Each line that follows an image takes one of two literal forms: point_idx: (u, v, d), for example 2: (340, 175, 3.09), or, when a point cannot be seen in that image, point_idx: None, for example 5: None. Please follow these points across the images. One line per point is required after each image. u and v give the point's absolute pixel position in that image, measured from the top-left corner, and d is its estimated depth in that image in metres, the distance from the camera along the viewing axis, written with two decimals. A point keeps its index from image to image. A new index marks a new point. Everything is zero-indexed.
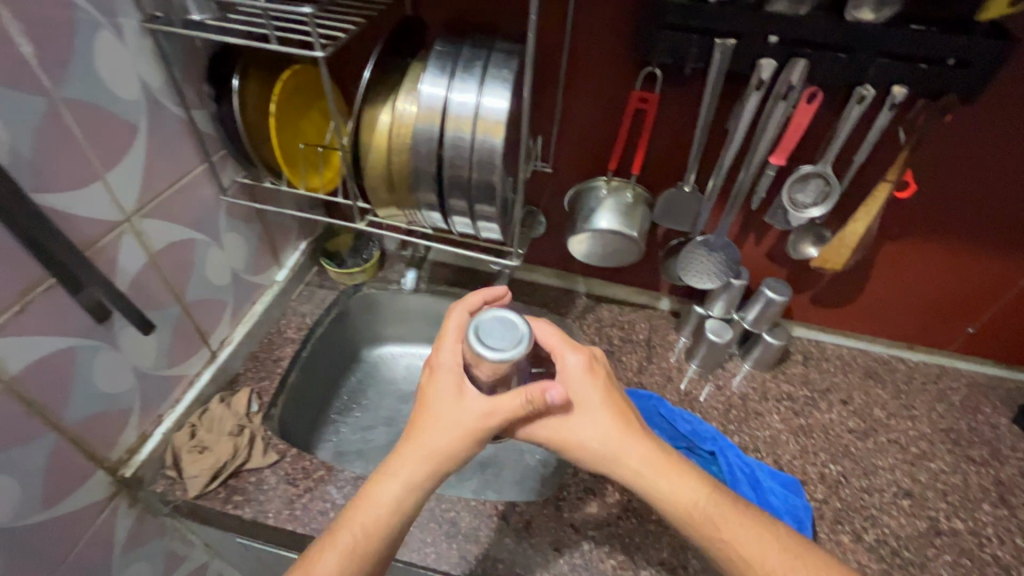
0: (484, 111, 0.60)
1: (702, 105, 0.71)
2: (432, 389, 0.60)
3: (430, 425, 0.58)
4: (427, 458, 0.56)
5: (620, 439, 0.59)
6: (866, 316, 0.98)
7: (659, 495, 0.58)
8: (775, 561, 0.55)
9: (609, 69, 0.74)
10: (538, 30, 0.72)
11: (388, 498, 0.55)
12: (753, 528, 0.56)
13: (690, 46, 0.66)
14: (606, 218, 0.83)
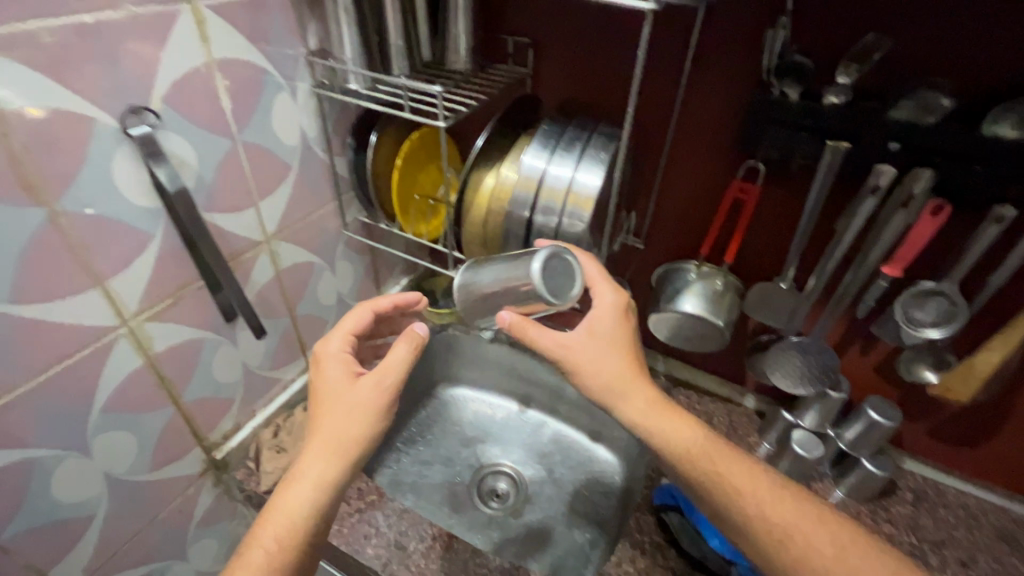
0: (576, 187, 0.64)
1: (807, 203, 0.69)
2: (327, 384, 0.67)
3: (327, 418, 0.64)
4: (325, 452, 0.62)
5: (629, 379, 0.62)
6: (1003, 465, 0.82)
7: (656, 437, 0.61)
8: (763, 494, 0.58)
9: (711, 157, 0.75)
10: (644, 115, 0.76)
11: (298, 499, 0.60)
12: (742, 465, 0.61)
13: (798, 145, 0.65)
14: (690, 302, 0.82)
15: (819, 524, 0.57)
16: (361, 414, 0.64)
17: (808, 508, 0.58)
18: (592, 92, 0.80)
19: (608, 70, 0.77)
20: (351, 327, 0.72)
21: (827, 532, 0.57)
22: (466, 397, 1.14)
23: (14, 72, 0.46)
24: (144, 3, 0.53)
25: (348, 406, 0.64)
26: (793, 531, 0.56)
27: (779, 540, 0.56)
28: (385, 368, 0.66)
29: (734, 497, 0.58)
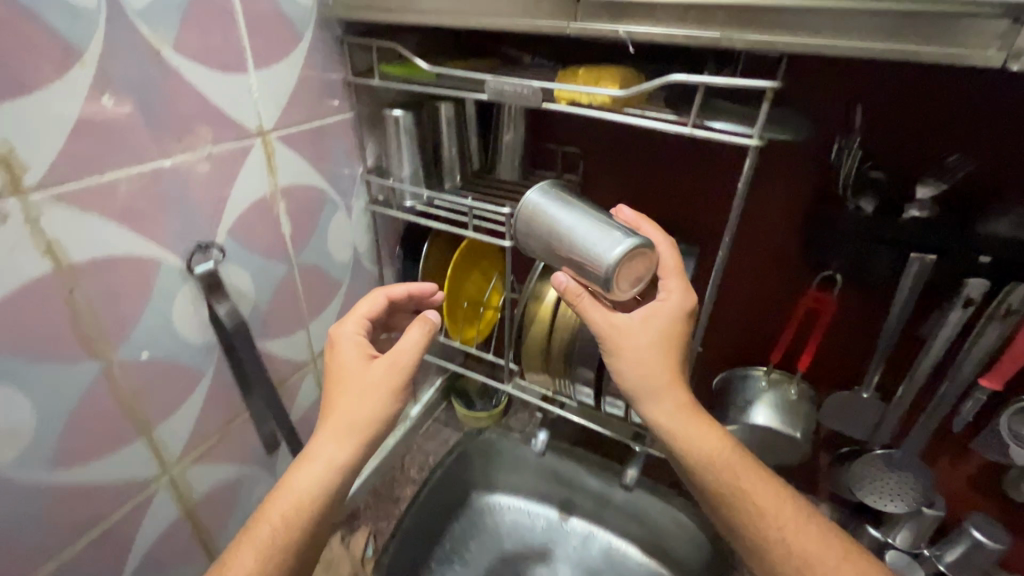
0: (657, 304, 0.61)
1: (891, 313, 0.66)
2: (342, 366, 0.62)
3: (341, 405, 0.60)
4: (337, 435, 0.58)
5: (668, 381, 0.55)
6: None
7: (683, 445, 0.55)
8: (788, 523, 0.53)
9: (779, 264, 0.73)
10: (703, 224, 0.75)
11: (306, 484, 0.56)
12: (773, 491, 0.54)
13: (881, 257, 0.63)
14: (762, 412, 0.76)
15: (844, 558, 0.51)
16: (374, 403, 0.60)
17: (833, 546, 0.52)
18: (647, 200, 0.79)
19: (664, 179, 0.77)
20: (369, 310, 0.66)
21: (852, 564, 0.51)
22: (502, 505, 1.02)
23: (88, 224, 0.43)
24: (221, 141, 0.52)
25: (362, 396, 0.60)
26: (806, 563, 0.51)
27: (794, 566, 0.51)
28: (405, 350, 0.62)
29: (756, 518, 0.53)
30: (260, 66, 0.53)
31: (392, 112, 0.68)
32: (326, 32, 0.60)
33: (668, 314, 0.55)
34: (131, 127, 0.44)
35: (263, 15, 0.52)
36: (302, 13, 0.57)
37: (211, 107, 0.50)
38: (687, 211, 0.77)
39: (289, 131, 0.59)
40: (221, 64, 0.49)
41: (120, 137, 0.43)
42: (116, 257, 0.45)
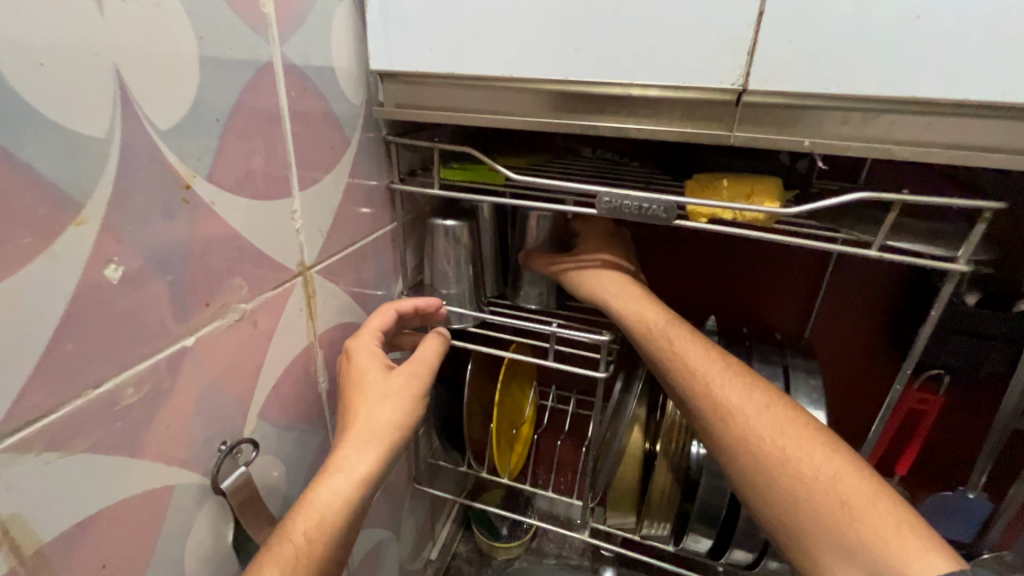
0: None
1: (1005, 411, 0.60)
2: (358, 372, 0.45)
3: (359, 418, 0.43)
4: (364, 438, 0.42)
5: (600, 266, 0.54)
6: None
7: (618, 309, 0.51)
8: (716, 375, 0.45)
9: (867, 367, 0.66)
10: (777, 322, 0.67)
11: (333, 501, 0.39)
12: (706, 352, 0.47)
13: (994, 355, 0.58)
14: None
15: (769, 407, 0.43)
16: (402, 408, 0.44)
17: (766, 403, 0.43)
18: (708, 303, 0.70)
19: (725, 282, 0.68)
20: (386, 323, 0.50)
21: (773, 416, 0.42)
22: None
23: (71, 472, 0.26)
24: (257, 295, 0.36)
25: (387, 403, 0.44)
26: (734, 411, 0.43)
27: (718, 412, 0.44)
28: (423, 361, 0.48)
29: (686, 374, 0.46)
30: (304, 184, 0.40)
31: (443, 221, 0.56)
32: (370, 131, 0.49)
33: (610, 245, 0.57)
34: (147, 302, 0.28)
35: (309, 120, 0.39)
36: (348, 113, 0.45)
37: (248, 250, 0.35)
38: (756, 313, 0.68)
39: (329, 261, 0.45)
40: (262, 190, 0.36)
41: (126, 321, 0.27)
42: (112, 507, 0.28)
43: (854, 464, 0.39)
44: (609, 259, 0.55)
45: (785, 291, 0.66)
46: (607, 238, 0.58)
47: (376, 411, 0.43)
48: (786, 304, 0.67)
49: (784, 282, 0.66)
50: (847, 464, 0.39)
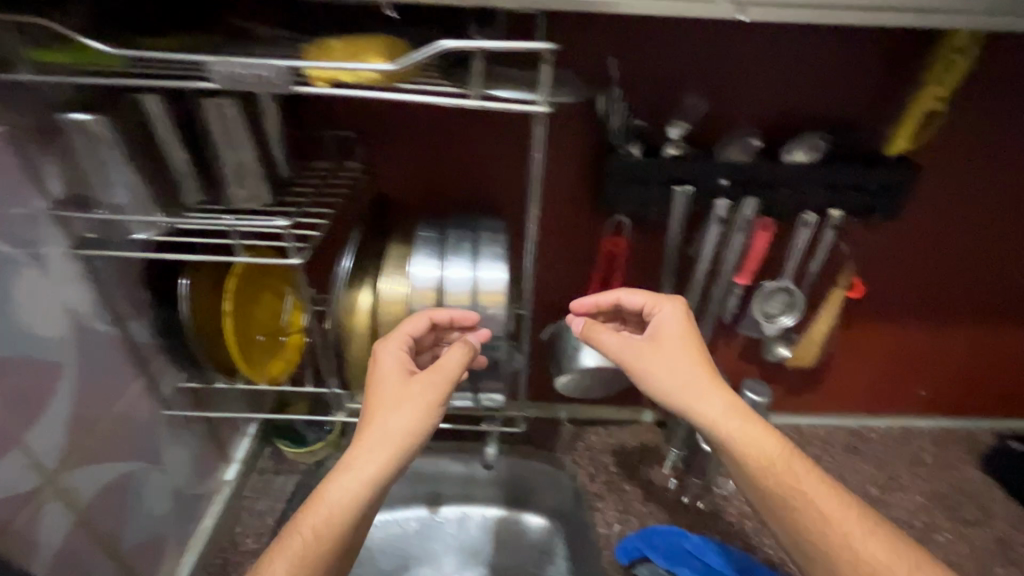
0: (482, 288, 0.57)
1: (671, 236, 0.75)
2: (381, 374, 0.54)
3: (375, 425, 0.51)
4: (376, 444, 0.50)
5: (704, 380, 0.61)
6: (848, 397, 1.04)
7: (701, 423, 0.61)
8: (800, 480, 0.58)
9: (575, 217, 0.76)
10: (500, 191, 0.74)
11: (347, 491, 0.49)
12: (821, 483, 0.58)
13: (656, 195, 0.70)
14: (592, 355, 0.83)
15: (864, 528, 0.55)
16: (413, 420, 0.51)
17: (853, 514, 0.57)
18: (440, 183, 0.74)
19: (447, 157, 0.73)
20: (415, 329, 0.55)
21: (856, 538, 0.55)
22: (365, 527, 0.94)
23: None
24: None
25: (400, 412, 0.51)
26: (827, 520, 0.56)
27: (812, 525, 0.56)
28: (443, 371, 0.53)
29: (791, 493, 0.57)
30: None
31: (72, 118, 0.49)
32: None
33: (682, 328, 0.64)
34: None
35: None
36: None
37: None
38: (484, 186, 0.74)
39: None
40: None
41: None
42: None
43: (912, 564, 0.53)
44: (699, 353, 0.63)
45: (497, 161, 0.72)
46: (680, 317, 0.65)
47: (388, 418, 0.51)
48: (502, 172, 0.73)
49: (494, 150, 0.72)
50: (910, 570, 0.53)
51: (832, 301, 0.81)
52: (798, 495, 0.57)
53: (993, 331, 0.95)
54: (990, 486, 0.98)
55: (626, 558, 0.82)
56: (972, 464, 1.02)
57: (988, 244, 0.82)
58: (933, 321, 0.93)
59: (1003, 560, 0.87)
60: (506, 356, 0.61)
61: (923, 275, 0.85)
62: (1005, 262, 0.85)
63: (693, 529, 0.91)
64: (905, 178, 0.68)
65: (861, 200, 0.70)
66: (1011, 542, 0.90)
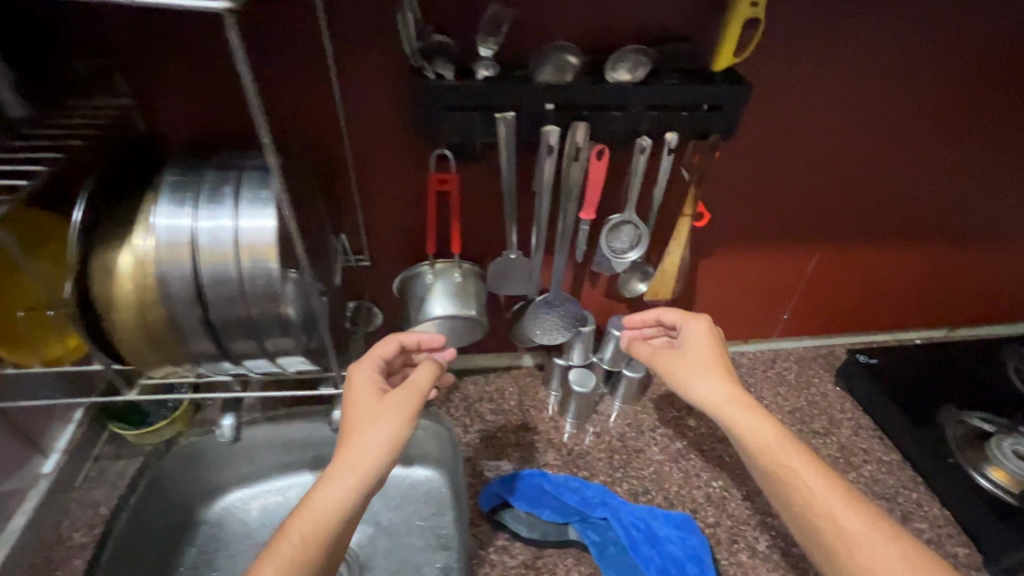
0: (243, 238, 0.49)
1: (504, 170, 0.69)
2: (357, 392, 0.66)
3: (354, 439, 0.61)
4: (356, 455, 0.59)
5: (721, 372, 0.69)
6: (716, 327, 1.06)
7: (717, 411, 0.67)
8: (793, 459, 0.61)
9: (401, 153, 0.70)
10: (310, 123, 0.67)
11: (331, 501, 0.57)
12: (809, 462, 0.60)
13: (476, 123, 0.64)
14: (439, 304, 0.79)
15: (847, 501, 0.57)
16: (387, 433, 0.61)
17: (838, 491, 0.58)
18: (238, 117, 0.65)
19: (237, 88, 0.63)
20: (385, 350, 0.71)
21: (840, 508, 0.57)
22: (244, 499, 1.02)
23: None
24: None
25: (377, 426, 0.61)
26: (809, 493, 0.58)
27: (800, 496, 0.59)
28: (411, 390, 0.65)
29: (791, 472, 0.60)
30: None
31: None
32: None
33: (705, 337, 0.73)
34: None
35: None
36: None
37: None
38: (290, 118, 0.66)
39: None
40: None
41: None
42: None
43: (895, 535, 0.54)
44: (719, 361, 0.71)
45: (298, 91, 0.64)
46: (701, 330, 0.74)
47: (368, 433, 0.61)
48: (308, 102, 0.65)
49: (289, 78, 0.63)
50: (891, 538, 0.54)
51: (680, 230, 0.78)
52: (789, 468, 0.60)
53: (848, 251, 0.97)
54: (841, 397, 1.04)
55: (488, 505, 0.81)
56: (829, 378, 1.08)
57: (829, 160, 0.82)
58: (788, 245, 0.93)
59: (845, 466, 0.93)
60: (297, 313, 0.54)
61: (768, 198, 0.85)
62: (848, 179, 0.86)
63: (562, 468, 0.91)
64: (733, 95, 0.65)
65: (692, 121, 0.67)
66: (854, 448, 0.96)
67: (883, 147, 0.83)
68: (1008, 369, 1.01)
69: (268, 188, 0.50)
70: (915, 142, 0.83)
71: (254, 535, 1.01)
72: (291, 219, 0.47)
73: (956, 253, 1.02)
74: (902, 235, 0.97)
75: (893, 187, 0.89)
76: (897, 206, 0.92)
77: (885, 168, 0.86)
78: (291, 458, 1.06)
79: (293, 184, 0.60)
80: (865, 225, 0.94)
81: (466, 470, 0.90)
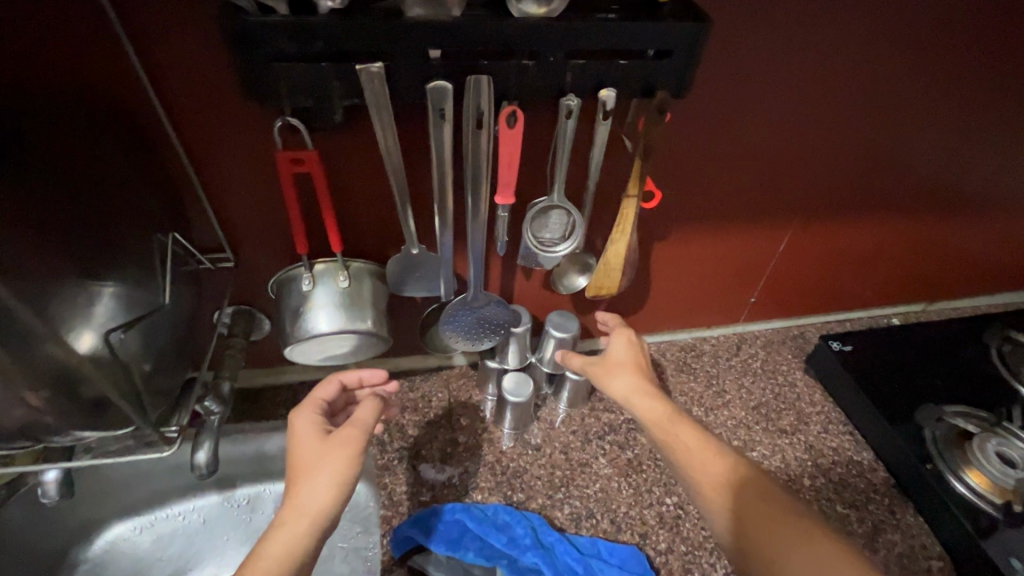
0: None
1: (382, 145, 0.51)
2: (299, 434, 0.59)
3: (304, 482, 0.54)
4: (303, 496, 0.53)
5: (637, 376, 0.67)
6: (675, 314, 0.92)
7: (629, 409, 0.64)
8: (689, 440, 0.58)
9: (242, 123, 0.52)
10: (96, 83, 0.47)
11: (279, 553, 0.50)
12: (702, 444, 0.57)
13: (326, 81, 0.46)
14: (323, 317, 0.61)
15: (738, 479, 0.54)
16: (339, 470, 0.54)
17: (728, 471, 0.55)
18: None
19: None
20: (326, 391, 0.65)
21: (727, 485, 0.54)
22: (130, 534, 0.89)
23: None
24: None
25: (324, 467, 0.54)
26: (698, 472, 0.55)
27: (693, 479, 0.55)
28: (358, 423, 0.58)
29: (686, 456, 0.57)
30: None
31: None
32: None
33: (625, 347, 0.71)
34: None
35: None
36: None
37: None
38: (65, 75, 0.47)
39: None
40: None
41: None
42: None
43: (783, 509, 0.51)
44: (633, 365, 0.69)
45: (61, 36, 0.44)
46: (622, 341, 0.71)
47: (314, 472, 0.54)
48: (85, 53, 0.46)
49: (39, 16, 0.43)
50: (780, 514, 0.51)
51: (625, 215, 0.62)
52: (683, 451, 0.57)
53: (824, 225, 0.83)
54: (811, 387, 0.94)
55: (400, 551, 0.69)
56: (798, 365, 0.96)
57: (805, 119, 0.66)
58: (756, 222, 0.78)
59: (813, 470, 0.83)
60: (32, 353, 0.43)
61: (733, 167, 0.69)
62: (826, 141, 0.70)
63: (494, 491, 0.78)
64: (684, 36, 0.48)
65: (632, 74, 0.50)
66: (822, 448, 0.86)
67: (871, 101, 0.67)
68: (992, 353, 0.90)
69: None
70: (908, 95, 0.68)
71: (145, 572, 0.88)
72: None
73: (942, 222, 0.89)
74: (885, 205, 0.83)
75: (878, 149, 0.74)
76: (881, 172, 0.77)
77: (870, 127, 0.70)
78: (186, 482, 0.91)
79: (33, 181, 0.45)
80: (844, 195, 0.79)
81: (380, 500, 0.76)
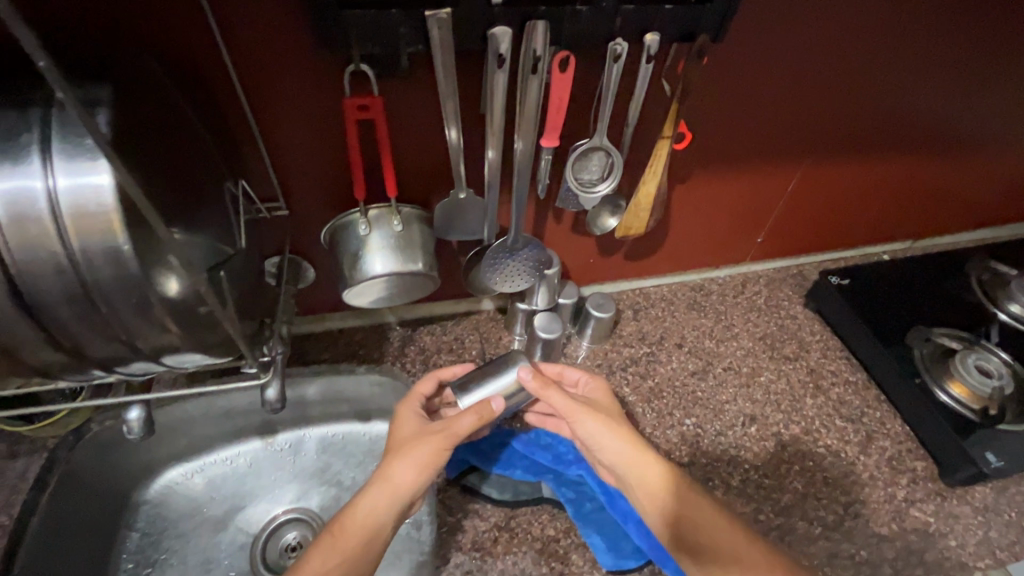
0: (62, 206, 0.37)
1: (442, 90, 0.54)
2: (398, 421, 0.64)
3: (395, 456, 0.59)
4: (395, 472, 0.58)
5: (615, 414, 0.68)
6: (687, 256, 0.99)
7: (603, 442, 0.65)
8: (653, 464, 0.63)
9: (305, 71, 0.54)
10: (173, 29, 0.49)
11: (365, 509, 0.56)
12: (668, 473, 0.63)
13: (395, 28, 0.48)
14: (379, 260, 0.65)
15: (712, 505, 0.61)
16: (426, 454, 0.59)
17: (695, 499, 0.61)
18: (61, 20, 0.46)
19: None
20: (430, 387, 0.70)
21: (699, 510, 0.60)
22: (183, 478, 0.92)
23: None
24: None
25: (415, 450, 0.59)
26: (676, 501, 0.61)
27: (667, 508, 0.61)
28: (450, 421, 0.61)
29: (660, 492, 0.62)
30: None
31: None
32: None
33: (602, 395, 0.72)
34: None
35: None
36: None
37: None
38: (140, 21, 0.48)
39: None
40: None
41: None
42: None
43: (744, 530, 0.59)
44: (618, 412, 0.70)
45: None
46: (598, 389, 0.72)
47: (405, 455, 0.59)
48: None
49: None
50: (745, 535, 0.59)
51: (658, 156, 0.67)
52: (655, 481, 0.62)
53: (829, 167, 0.89)
54: (810, 319, 1.02)
55: (455, 471, 0.76)
56: (798, 300, 1.04)
57: (823, 65, 0.71)
58: (769, 163, 0.84)
59: (814, 391, 0.92)
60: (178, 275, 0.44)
61: (754, 110, 0.73)
62: (840, 86, 0.75)
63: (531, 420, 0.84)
64: None
65: (676, 17, 0.53)
66: (822, 371, 0.95)
67: (882, 47, 0.72)
68: (973, 282, 0.99)
69: (78, 135, 0.37)
70: (920, 40, 0.72)
71: (203, 510, 0.91)
72: (120, 175, 0.35)
73: (935, 164, 0.95)
74: (885, 148, 0.89)
75: (885, 95, 0.79)
76: (887, 116, 0.82)
77: (879, 73, 0.75)
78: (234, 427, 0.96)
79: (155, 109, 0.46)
80: (849, 138, 0.85)
81: None
